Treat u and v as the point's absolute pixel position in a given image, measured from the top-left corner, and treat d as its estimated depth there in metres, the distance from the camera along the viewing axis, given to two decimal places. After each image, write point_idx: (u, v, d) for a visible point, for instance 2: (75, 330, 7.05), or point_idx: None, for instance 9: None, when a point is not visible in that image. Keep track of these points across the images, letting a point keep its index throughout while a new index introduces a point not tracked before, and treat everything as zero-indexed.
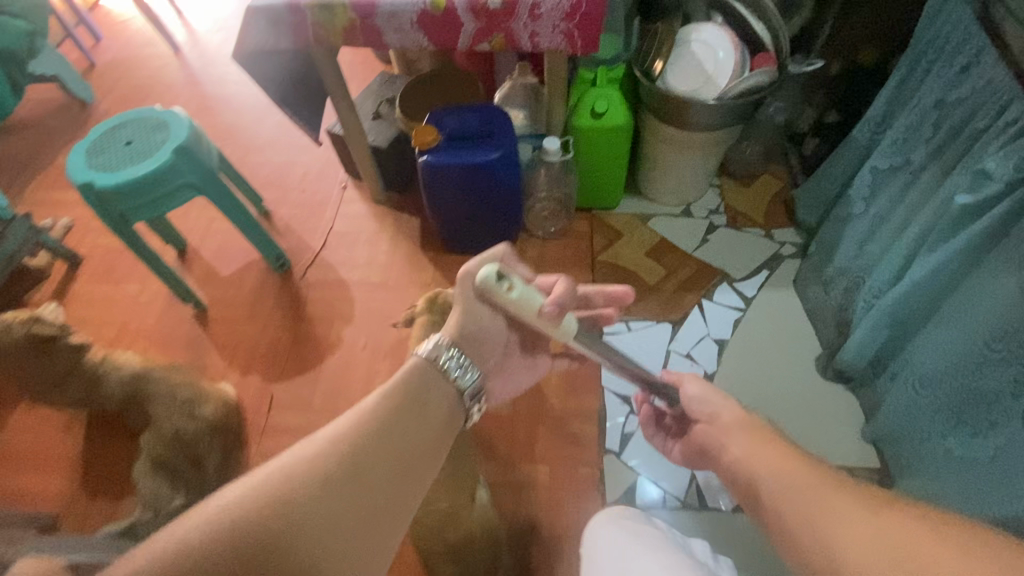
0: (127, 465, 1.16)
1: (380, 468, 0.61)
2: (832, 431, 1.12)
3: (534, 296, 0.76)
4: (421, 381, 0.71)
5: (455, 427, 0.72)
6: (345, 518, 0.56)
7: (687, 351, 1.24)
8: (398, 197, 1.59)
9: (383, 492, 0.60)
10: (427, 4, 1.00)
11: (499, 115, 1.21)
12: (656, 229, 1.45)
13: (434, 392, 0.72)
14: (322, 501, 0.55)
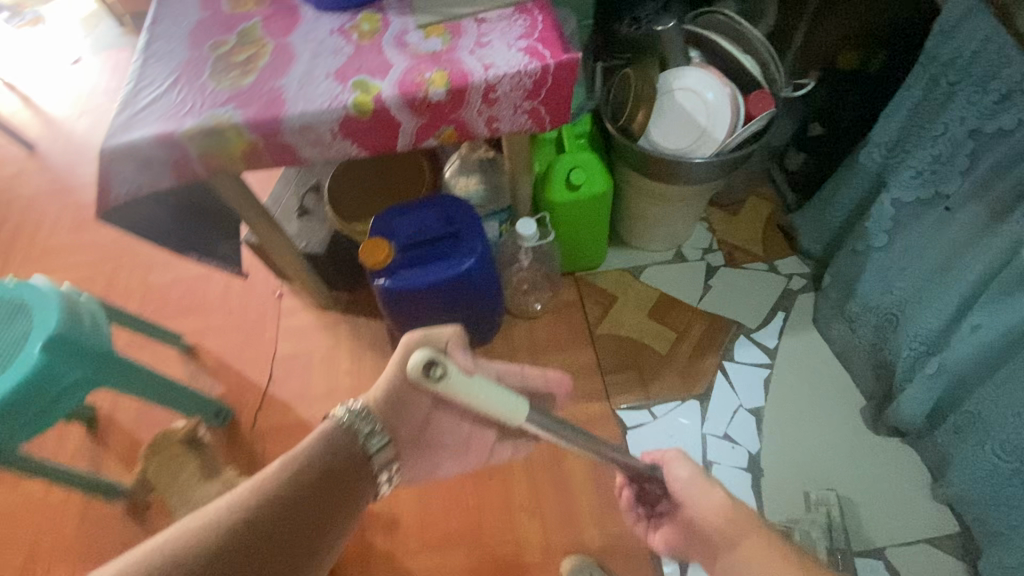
0: None
1: (263, 552, 0.56)
2: (901, 497, 1.01)
3: (471, 383, 0.64)
4: (328, 447, 0.67)
5: (360, 499, 0.66)
6: None
7: (723, 432, 1.09)
8: (348, 298, 1.34)
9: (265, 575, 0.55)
10: (349, 108, 0.76)
11: (463, 209, 0.99)
12: (651, 282, 1.28)
13: (342, 460, 0.67)
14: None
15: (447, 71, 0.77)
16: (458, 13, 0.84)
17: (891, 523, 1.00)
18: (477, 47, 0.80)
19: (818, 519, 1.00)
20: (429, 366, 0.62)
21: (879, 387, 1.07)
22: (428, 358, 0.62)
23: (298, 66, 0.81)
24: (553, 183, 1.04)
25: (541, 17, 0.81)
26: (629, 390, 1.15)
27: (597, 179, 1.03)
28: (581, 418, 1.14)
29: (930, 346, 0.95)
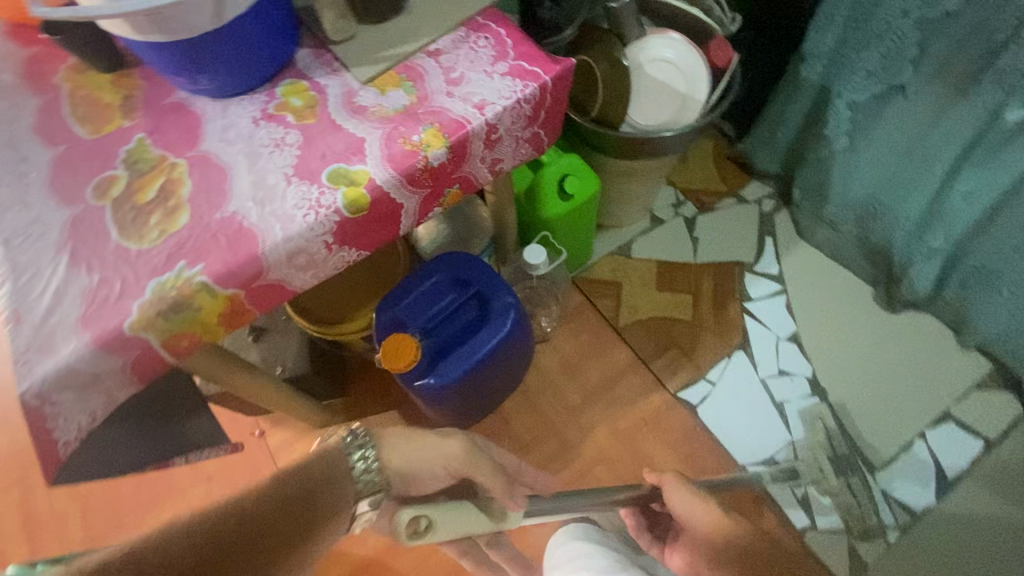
0: None
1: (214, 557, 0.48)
2: (938, 358, 1.11)
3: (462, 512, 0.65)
4: (322, 464, 0.62)
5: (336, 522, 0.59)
6: None
7: (777, 368, 1.13)
8: (345, 400, 1.13)
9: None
10: (344, 210, 0.60)
11: (475, 265, 0.86)
12: (644, 255, 1.24)
13: (345, 480, 0.63)
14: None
15: (437, 126, 0.64)
16: (404, 51, 0.69)
17: (942, 385, 1.09)
18: (452, 86, 0.66)
19: (818, 436, 1.06)
20: (417, 524, 0.62)
21: (878, 271, 1.15)
22: (415, 516, 0.62)
23: (242, 180, 0.62)
24: (546, 200, 0.94)
25: (505, 30, 0.70)
26: (678, 369, 1.14)
27: (589, 180, 0.94)
28: (649, 417, 1.11)
29: (921, 225, 1.03)
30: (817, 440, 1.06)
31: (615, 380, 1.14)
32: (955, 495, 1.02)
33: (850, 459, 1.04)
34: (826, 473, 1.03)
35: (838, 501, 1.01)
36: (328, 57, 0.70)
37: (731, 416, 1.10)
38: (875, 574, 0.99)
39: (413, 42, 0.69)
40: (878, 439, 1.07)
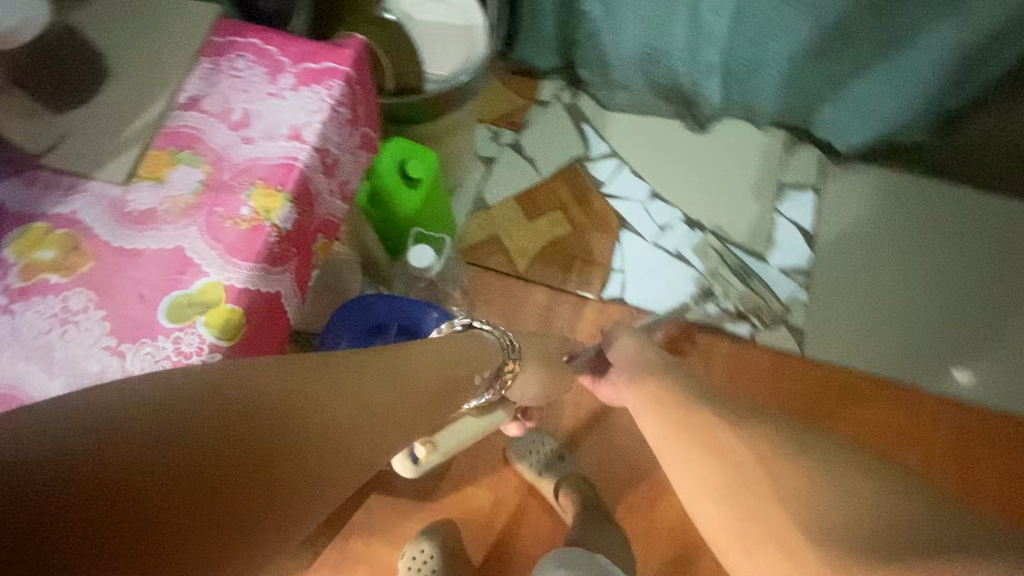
0: None
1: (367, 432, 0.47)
2: (755, 147, 1.26)
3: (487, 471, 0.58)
4: (478, 343, 0.69)
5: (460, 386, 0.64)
6: (309, 458, 0.41)
7: (658, 226, 1.21)
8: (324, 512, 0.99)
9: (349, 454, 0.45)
10: (223, 342, 0.46)
11: (376, 303, 0.74)
12: (500, 197, 1.21)
13: (476, 361, 0.67)
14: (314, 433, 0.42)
15: (263, 185, 0.50)
16: (151, 117, 0.52)
17: (771, 167, 1.25)
18: (245, 132, 0.52)
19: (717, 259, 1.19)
20: None
21: (678, 103, 1.26)
22: None
23: (50, 391, 0.44)
24: (393, 197, 0.83)
25: (258, 38, 0.56)
26: (589, 275, 1.17)
27: (422, 156, 0.84)
28: (593, 330, 1.14)
29: (692, 51, 1.13)
30: (712, 268, 1.19)
31: (548, 319, 1.14)
32: (823, 240, 1.21)
33: (746, 264, 1.20)
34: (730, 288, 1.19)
35: (750, 304, 1.17)
36: (48, 176, 0.50)
37: (649, 288, 1.18)
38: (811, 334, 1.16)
39: (154, 101, 0.52)
40: (752, 235, 1.22)
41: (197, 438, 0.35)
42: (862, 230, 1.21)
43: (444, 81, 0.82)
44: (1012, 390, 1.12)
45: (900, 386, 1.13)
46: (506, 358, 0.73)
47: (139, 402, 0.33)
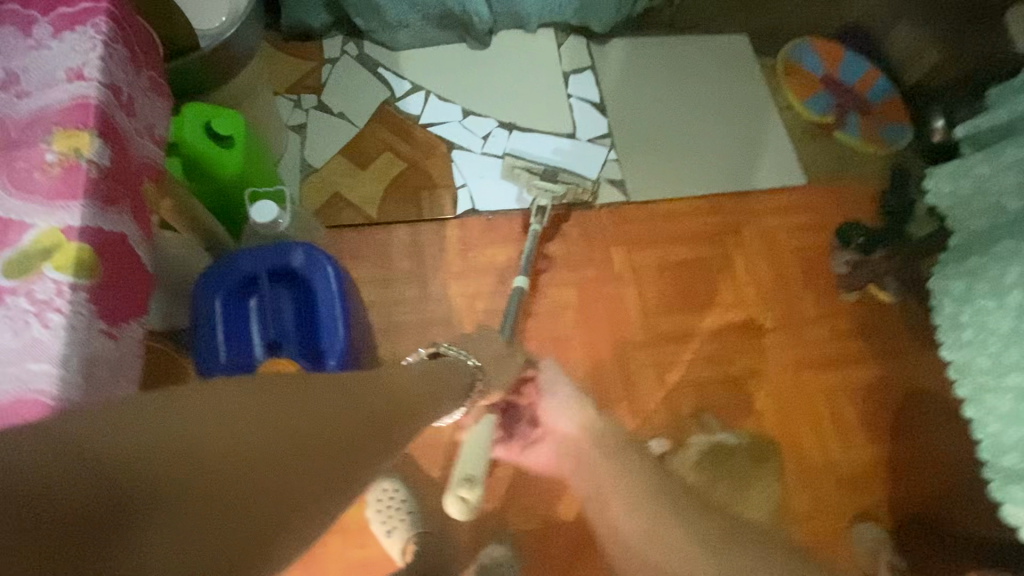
0: None
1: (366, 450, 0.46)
2: (535, 48, 1.41)
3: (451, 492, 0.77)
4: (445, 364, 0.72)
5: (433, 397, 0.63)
6: (318, 472, 0.40)
7: (480, 137, 1.31)
8: None
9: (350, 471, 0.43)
10: (78, 280, 0.48)
11: (240, 259, 0.75)
12: (324, 157, 1.24)
13: (442, 382, 0.68)
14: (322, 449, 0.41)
15: (64, 128, 0.51)
16: None
17: (553, 60, 1.41)
18: (22, 88, 0.52)
19: (540, 149, 1.32)
20: None
21: (454, 27, 1.36)
22: None
23: None
24: (211, 162, 0.83)
25: None
26: (438, 198, 1.24)
27: (225, 115, 0.83)
28: (460, 243, 1.20)
29: None
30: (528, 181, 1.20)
31: (416, 249, 1.19)
32: (617, 105, 1.39)
33: (566, 145, 1.34)
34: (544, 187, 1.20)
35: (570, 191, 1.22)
36: None
37: (493, 190, 1.26)
38: (638, 184, 1.32)
39: None
40: (561, 121, 1.36)
41: (153, 456, 0.33)
42: (643, 89, 1.42)
43: (216, 36, 0.82)
44: (785, 170, 1.39)
45: (709, 196, 1.34)
46: (473, 378, 0.77)
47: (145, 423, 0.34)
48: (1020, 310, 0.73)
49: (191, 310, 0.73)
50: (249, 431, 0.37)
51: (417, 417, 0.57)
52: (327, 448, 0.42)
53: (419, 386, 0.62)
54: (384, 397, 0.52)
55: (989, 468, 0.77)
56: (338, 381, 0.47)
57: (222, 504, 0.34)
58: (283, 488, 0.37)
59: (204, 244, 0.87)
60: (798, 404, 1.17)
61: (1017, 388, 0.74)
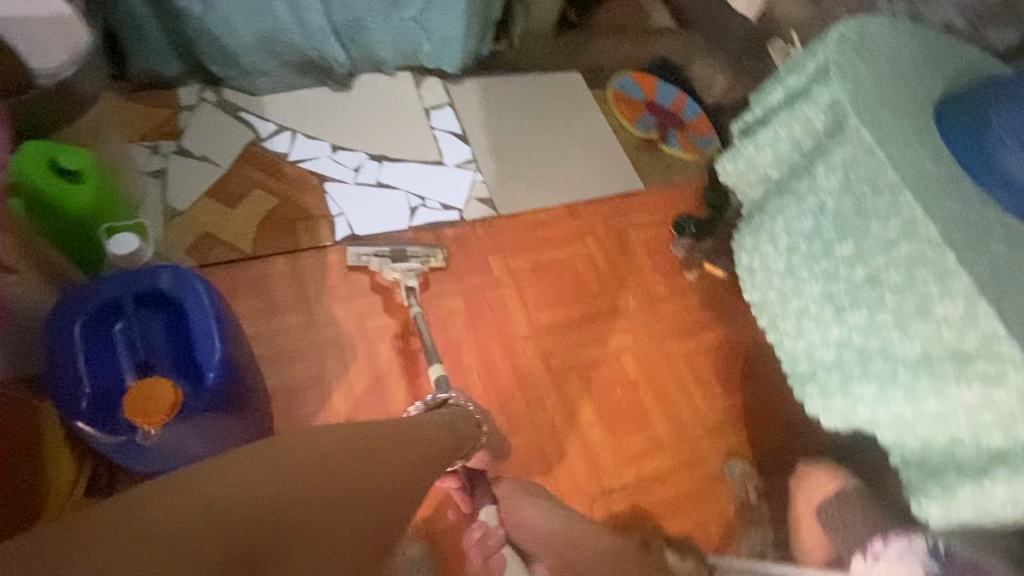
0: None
1: (414, 492, 0.60)
2: (394, 87, 1.52)
3: None
4: (460, 416, 0.83)
5: (455, 445, 0.76)
6: (385, 513, 0.54)
7: (352, 168, 1.38)
8: None
9: (404, 510, 0.57)
10: None
11: (99, 286, 0.73)
12: (189, 199, 1.23)
13: (457, 427, 0.79)
14: (384, 495, 0.55)
15: None
16: None
17: (413, 97, 1.53)
18: None
19: (412, 175, 1.41)
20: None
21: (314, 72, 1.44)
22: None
23: None
24: (59, 197, 0.81)
25: None
26: (315, 227, 1.27)
27: (70, 151, 0.82)
28: (341, 267, 1.23)
29: (298, 19, 1.30)
30: (379, 264, 1.20)
31: (297, 277, 1.20)
32: (476, 134, 1.55)
33: (435, 170, 1.44)
34: (401, 263, 1.21)
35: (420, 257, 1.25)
36: None
37: (369, 215, 1.32)
38: (503, 199, 1.46)
39: None
40: (427, 149, 1.47)
41: (272, 503, 0.45)
42: (497, 119, 1.59)
43: (51, 76, 0.91)
44: (626, 178, 1.62)
45: (567, 206, 1.52)
46: (473, 424, 0.86)
47: (256, 482, 0.45)
48: (788, 251, 0.96)
49: (44, 339, 0.70)
50: (329, 483, 0.50)
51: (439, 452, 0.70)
52: (382, 492, 0.55)
53: (442, 431, 0.75)
54: (418, 449, 0.65)
55: (792, 379, 0.96)
56: (377, 432, 0.61)
57: (321, 546, 0.46)
58: (366, 524, 0.51)
59: (54, 282, 0.83)
60: (665, 371, 1.33)
61: (797, 310, 0.94)
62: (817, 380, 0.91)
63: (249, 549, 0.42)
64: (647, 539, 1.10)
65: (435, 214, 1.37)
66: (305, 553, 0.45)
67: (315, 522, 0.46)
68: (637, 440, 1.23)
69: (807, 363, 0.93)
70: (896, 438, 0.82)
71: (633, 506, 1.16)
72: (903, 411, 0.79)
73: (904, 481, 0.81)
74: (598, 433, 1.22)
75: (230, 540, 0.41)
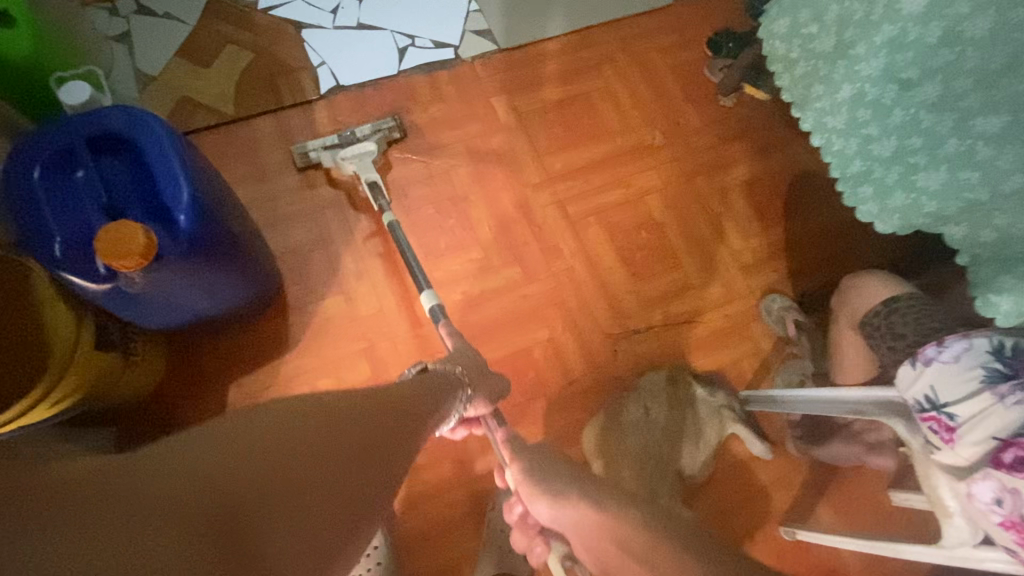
0: (707, 459, 1.04)
1: (371, 454, 0.54)
2: None
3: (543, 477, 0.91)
4: (446, 377, 0.78)
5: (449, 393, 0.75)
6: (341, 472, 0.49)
7: (329, 11, 1.21)
8: (199, 392, 0.96)
9: (364, 465, 0.52)
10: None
11: (52, 131, 0.70)
12: (160, 62, 1.13)
13: (436, 386, 0.74)
14: (340, 457, 0.50)
15: None
16: None
17: None
18: None
19: (397, 12, 1.23)
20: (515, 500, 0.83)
21: None
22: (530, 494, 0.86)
23: None
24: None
25: None
26: (298, 81, 1.16)
27: None
28: (331, 123, 1.14)
29: None
30: (331, 157, 1.07)
31: (287, 138, 1.12)
32: None
33: (423, 4, 1.25)
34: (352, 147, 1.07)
35: (376, 135, 1.11)
36: None
37: (355, 63, 1.18)
38: (505, 29, 1.26)
39: None
40: None
41: (221, 483, 0.40)
42: None
43: None
44: None
45: (579, 30, 1.30)
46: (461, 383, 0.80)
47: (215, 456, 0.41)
48: (839, 24, 0.75)
49: (4, 189, 0.68)
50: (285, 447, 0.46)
51: (414, 412, 0.66)
52: (349, 452, 0.51)
53: (419, 390, 0.71)
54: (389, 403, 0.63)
55: (841, 182, 0.84)
56: (346, 403, 0.57)
57: (280, 513, 0.41)
58: (334, 483, 0.47)
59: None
60: (696, 208, 1.21)
61: (850, 100, 0.76)
62: (872, 179, 0.79)
63: (224, 519, 0.38)
64: (674, 373, 1.08)
65: (427, 56, 1.22)
66: (267, 515, 0.40)
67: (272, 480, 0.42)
68: (664, 282, 1.15)
69: (860, 161, 0.79)
70: (968, 232, 0.71)
71: (662, 348, 1.11)
72: (980, 196, 0.67)
73: (971, 279, 0.71)
74: (623, 276, 1.15)
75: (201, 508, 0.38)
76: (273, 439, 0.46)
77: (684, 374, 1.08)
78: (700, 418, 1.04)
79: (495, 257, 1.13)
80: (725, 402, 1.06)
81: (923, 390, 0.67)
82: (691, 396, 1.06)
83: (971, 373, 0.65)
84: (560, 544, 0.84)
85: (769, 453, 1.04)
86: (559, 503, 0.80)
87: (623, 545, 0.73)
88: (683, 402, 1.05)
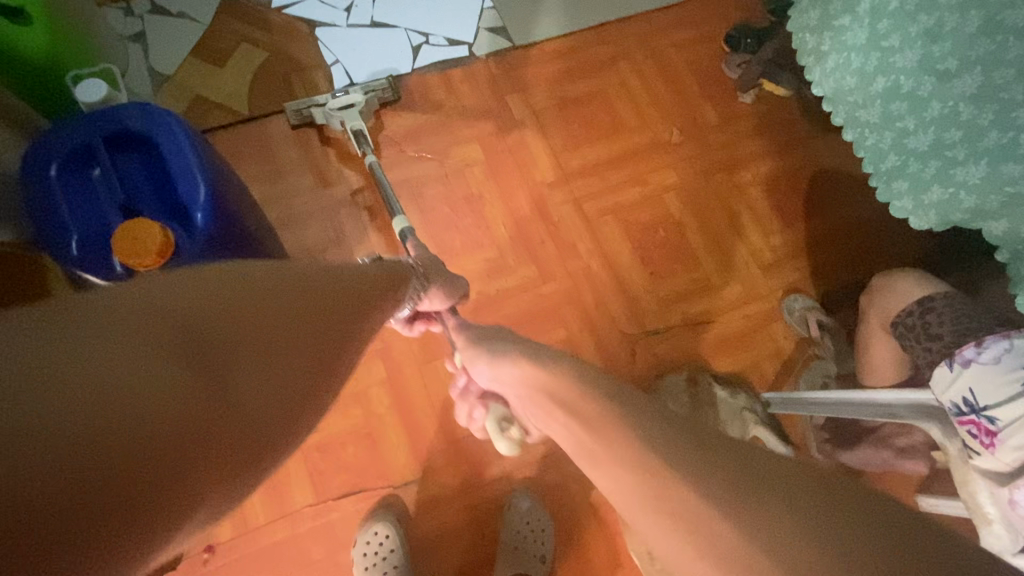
0: None
1: (336, 329, 0.50)
2: None
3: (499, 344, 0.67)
4: (397, 267, 0.68)
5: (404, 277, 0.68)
6: (309, 338, 0.46)
7: (343, 9, 1.20)
8: None
9: (326, 332, 0.48)
10: None
11: (68, 127, 0.69)
12: (174, 61, 1.13)
13: (392, 272, 0.66)
14: (303, 323, 0.46)
15: None
16: None
17: None
18: None
19: (411, 9, 1.22)
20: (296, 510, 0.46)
21: None
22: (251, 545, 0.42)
23: None
24: (14, 43, 0.79)
25: None
26: (312, 79, 1.15)
27: None
28: None
29: None
30: (325, 115, 1.07)
31: (301, 136, 1.11)
32: None
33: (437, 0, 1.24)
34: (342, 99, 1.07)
35: (370, 94, 1.11)
36: None
37: (369, 61, 1.17)
38: (520, 25, 1.25)
39: None
40: None
41: (186, 323, 0.36)
42: None
43: None
44: None
45: (595, 26, 1.28)
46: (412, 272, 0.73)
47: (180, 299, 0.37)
48: (872, 15, 0.71)
49: (23, 184, 0.68)
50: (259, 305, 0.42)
51: (367, 294, 0.59)
52: (313, 320, 0.47)
53: (375, 277, 0.63)
54: (349, 282, 0.57)
55: (875, 177, 0.83)
56: (317, 279, 0.52)
57: (250, 360, 0.39)
58: (298, 348, 0.44)
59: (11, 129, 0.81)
60: (716, 206, 1.19)
61: (884, 92, 0.75)
62: (907, 174, 0.78)
63: (189, 361, 0.35)
64: (695, 375, 1.06)
65: (442, 53, 1.20)
66: (234, 355, 0.38)
67: (243, 329, 0.39)
68: (683, 281, 1.13)
69: (895, 155, 0.78)
70: (1010, 228, 0.69)
71: (681, 348, 1.09)
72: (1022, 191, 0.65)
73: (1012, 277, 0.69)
74: (641, 275, 1.13)
75: (170, 345, 0.34)
76: (221, 279, 0.42)
77: (706, 376, 1.06)
78: (723, 421, 1.02)
79: (511, 255, 1.11)
80: (749, 406, 1.03)
81: (961, 393, 0.65)
82: (713, 399, 1.04)
83: (1013, 376, 0.63)
84: (497, 406, 0.70)
85: (793, 457, 1.02)
86: (496, 365, 0.62)
87: (554, 399, 0.51)
88: (705, 404, 1.03)
